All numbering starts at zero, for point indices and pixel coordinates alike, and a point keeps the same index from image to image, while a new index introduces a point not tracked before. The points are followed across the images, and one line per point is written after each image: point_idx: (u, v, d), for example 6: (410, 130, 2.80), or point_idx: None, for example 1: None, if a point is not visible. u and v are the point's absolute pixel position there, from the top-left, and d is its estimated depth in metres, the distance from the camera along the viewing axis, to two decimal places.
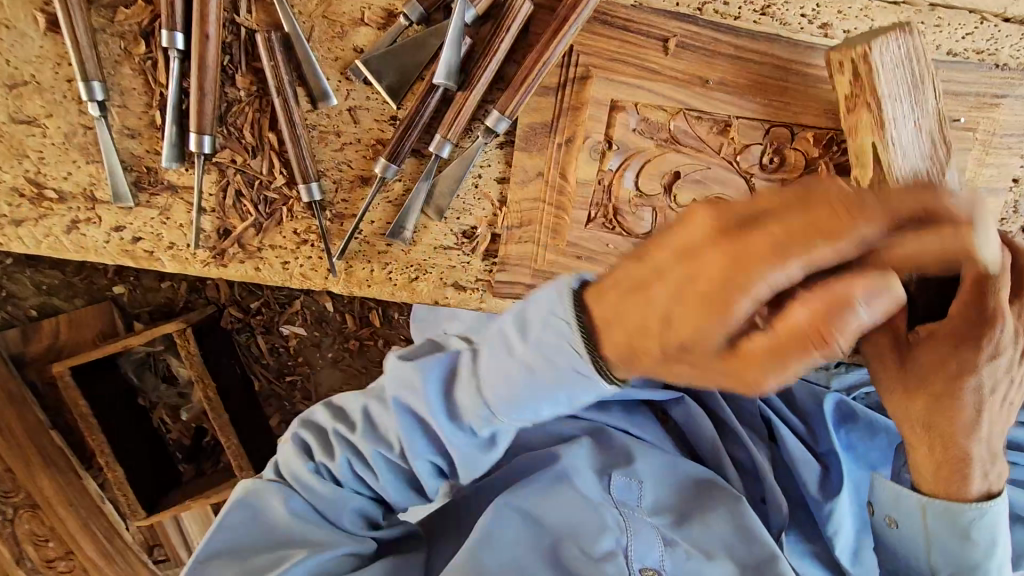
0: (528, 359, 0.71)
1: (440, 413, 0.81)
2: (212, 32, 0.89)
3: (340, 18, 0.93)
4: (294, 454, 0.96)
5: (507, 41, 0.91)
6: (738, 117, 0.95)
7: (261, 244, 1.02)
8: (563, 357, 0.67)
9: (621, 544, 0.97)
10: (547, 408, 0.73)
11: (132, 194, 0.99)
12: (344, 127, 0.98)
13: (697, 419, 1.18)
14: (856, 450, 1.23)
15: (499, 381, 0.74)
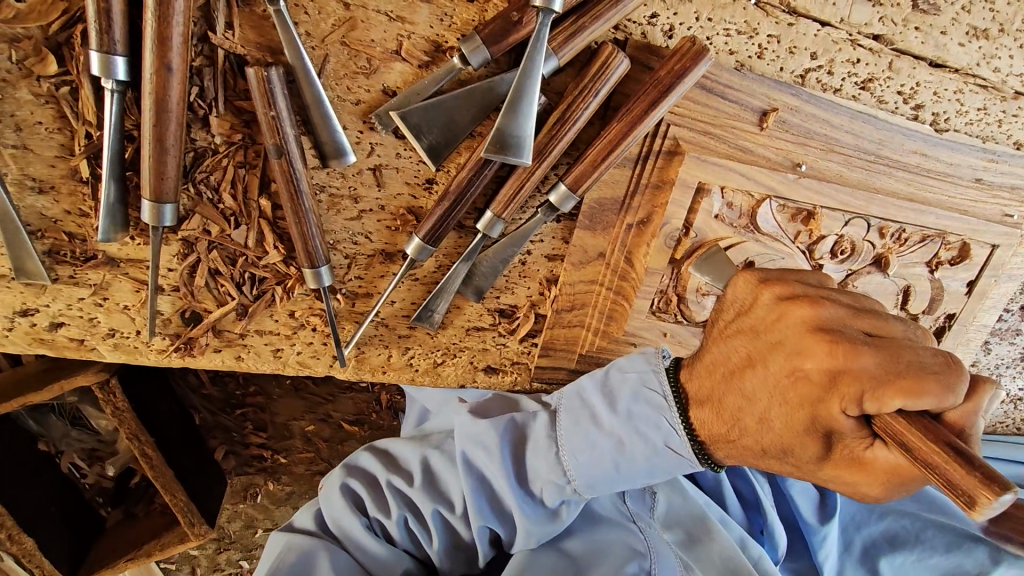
0: (624, 434, 0.71)
1: (540, 467, 0.75)
2: (175, 61, 0.60)
3: (366, 48, 0.67)
4: (337, 507, 0.82)
5: (590, 107, 0.71)
6: (823, 207, 0.85)
7: (244, 330, 0.79)
8: (659, 430, 0.69)
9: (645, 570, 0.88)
10: (625, 479, 0.74)
11: (47, 269, 0.70)
12: (365, 190, 0.74)
13: None
14: None
15: (580, 450, 0.73)
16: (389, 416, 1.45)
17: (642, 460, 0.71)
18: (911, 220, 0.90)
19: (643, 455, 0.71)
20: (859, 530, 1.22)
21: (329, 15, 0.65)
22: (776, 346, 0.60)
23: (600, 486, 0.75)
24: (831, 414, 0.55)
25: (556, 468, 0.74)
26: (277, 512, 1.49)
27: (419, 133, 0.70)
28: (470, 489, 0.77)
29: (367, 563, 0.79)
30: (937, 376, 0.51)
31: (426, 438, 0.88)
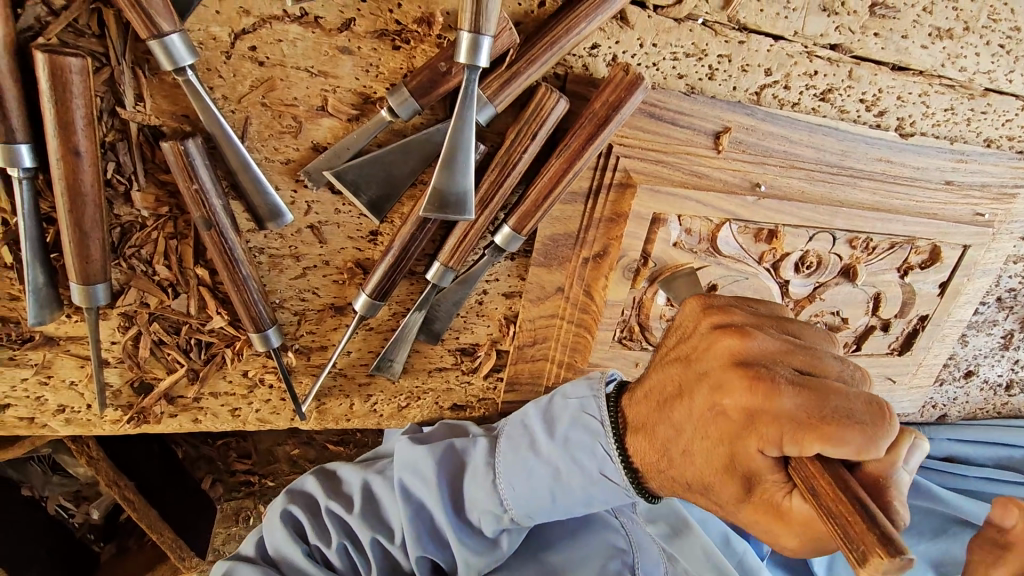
0: (557, 463, 0.68)
1: (476, 494, 0.72)
2: (81, 146, 0.57)
3: (288, 105, 0.64)
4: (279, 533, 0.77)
5: (532, 151, 0.68)
6: (785, 225, 0.83)
7: (199, 393, 0.77)
8: (591, 456, 0.67)
9: (628, 562, 0.88)
10: (559, 510, 0.71)
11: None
12: (306, 248, 0.72)
13: None
14: None
15: (517, 481, 0.70)
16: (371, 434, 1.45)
17: (575, 490, 0.68)
18: (876, 230, 0.88)
19: (575, 482, 0.68)
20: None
21: (246, 77, 0.61)
22: (702, 377, 0.57)
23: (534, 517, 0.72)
24: (749, 453, 0.51)
25: (489, 497, 0.71)
26: None
27: (358, 189, 0.68)
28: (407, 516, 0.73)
29: None
30: (856, 423, 0.47)
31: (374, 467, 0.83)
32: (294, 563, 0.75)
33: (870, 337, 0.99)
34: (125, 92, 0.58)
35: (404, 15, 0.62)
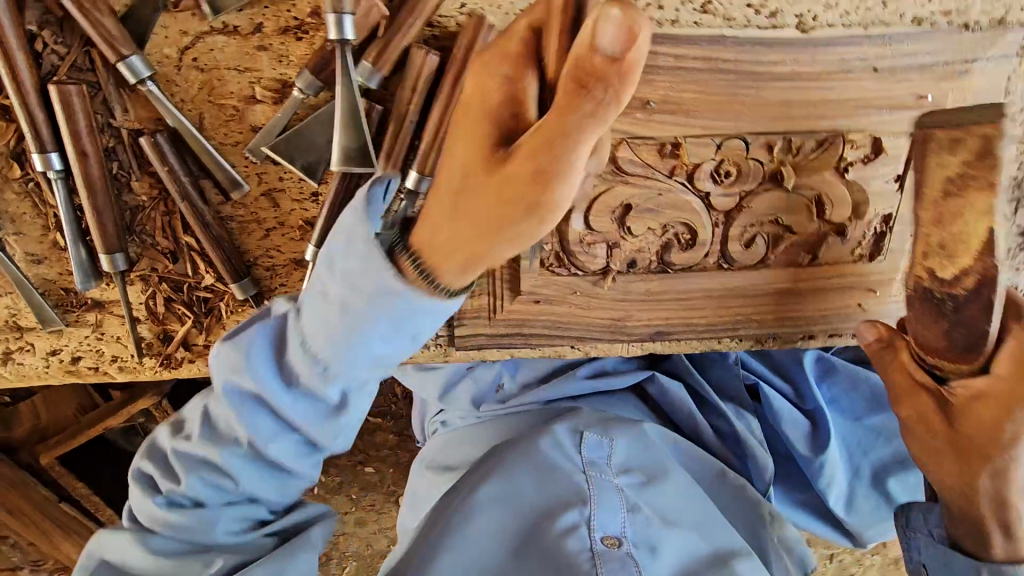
0: (341, 302, 0.68)
1: (265, 379, 0.76)
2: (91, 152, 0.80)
3: (227, 98, 0.82)
4: (150, 510, 0.85)
5: (419, 104, 0.81)
6: (686, 136, 0.87)
7: (207, 342, 0.97)
8: (366, 279, 0.66)
9: (585, 516, 1.04)
10: (386, 347, 0.71)
11: (59, 317, 0.93)
12: (264, 213, 0.90)
13: (673, 395, 1.31)
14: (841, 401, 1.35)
15: (319, 334, 0.71)
16: (405, 404, 1.63)
17: (384, 319, 0.68)
18: (793, 129, 0.88)
19: (375, 311, 0.67)
20: (866, 454, 1.34)
21: (194, 82, 0.81)
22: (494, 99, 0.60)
23: (373, 363, 0.73)
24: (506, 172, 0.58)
25: (310, 358, 0.73)
26: (334, 497, 1.73)
27: (291, 158, 0.85)
28: (207, 436, 0.82)
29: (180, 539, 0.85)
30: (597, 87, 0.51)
31: (180, 418, 0.88)
32: (166, 522, 0.84)
33: (825, 245, 0.96)
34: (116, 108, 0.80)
35: (299, 11, 0.79)
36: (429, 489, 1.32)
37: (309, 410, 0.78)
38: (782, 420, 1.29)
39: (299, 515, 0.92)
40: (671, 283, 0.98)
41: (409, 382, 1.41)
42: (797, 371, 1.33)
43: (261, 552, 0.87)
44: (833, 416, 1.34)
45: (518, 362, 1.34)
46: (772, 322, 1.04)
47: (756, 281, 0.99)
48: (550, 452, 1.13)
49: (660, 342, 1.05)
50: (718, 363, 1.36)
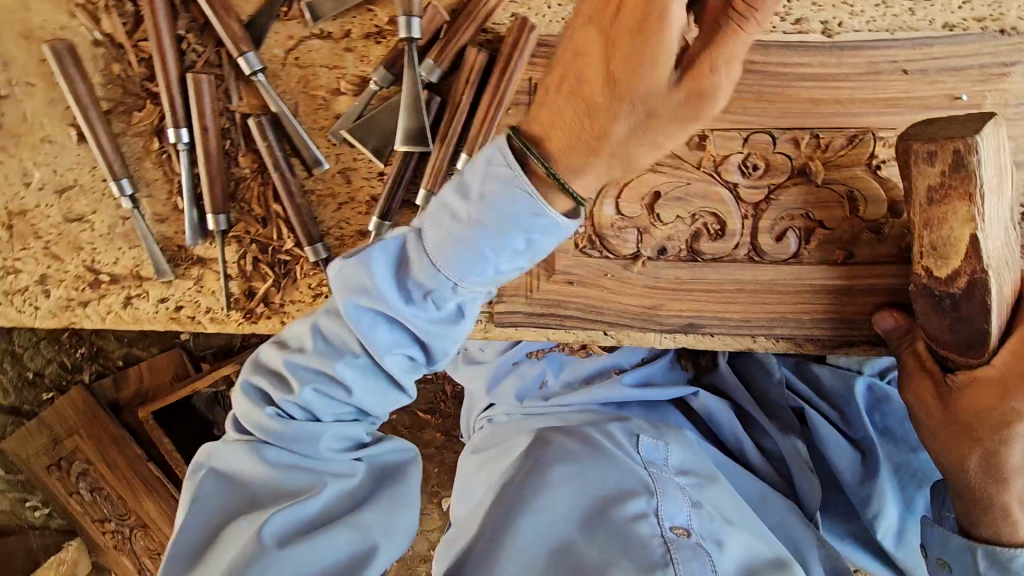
0: (473, 220, 0.71)
1: (388, 294, 0.77)
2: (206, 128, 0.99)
3: (318, 91, 1.01)
4: (257, 410, 0.89)
5: (472, 94, 0.95)
6: (712, 129, 0.94)
7: (283, 300, 1.12)
8: (512, 203, 0.68)
9: (652, 506, 1.05)
10: (507, 265, 0.74)
11: (171, 270, 1.13)
12: (338, 188, 1.06)
13: (716, 409, 1.30)
14: (895, 431, 1.31)
15: (379, 255, 0.77)
16: (454, 404, 1.71)
17: (508, 234, 0.71)
18: (819, 126, 0.92)
19: (519, 228, 0.70)
20: (920, 487, 1.29)
21: (294, 76, 1.00)
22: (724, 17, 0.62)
23: (483, 280, 0.75)
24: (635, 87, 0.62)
25: (438, 273, 0.75)
26: None
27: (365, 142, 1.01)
28: (322, 350, 0.84)
29: (284, 481, 0.88)
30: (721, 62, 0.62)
31: (282, 337, 0.90)
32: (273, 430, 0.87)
33: (859, 243, 0.97)
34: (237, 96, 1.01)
35: (380, 20, 0.97)
36: (477, 479, 1.30)
37: (385, 335, 0.81)
38: (828, 447, 1.29)
39: (386, 446, 0.97)
40: (701, 272, 1.02)
41: (460, 377, 1.50)
42: (847, 399, 1.31)
43: (359, 476, 0.92)
44: (886, 448, 1.30)
45: (563, 361, 1.37)
46: (809, 323, 1.03)
47: (789, 276, 1.00)
48: (609, 444, 1.17)
49: (691, 334, 1.07)
50: (763, 382, 1.35)
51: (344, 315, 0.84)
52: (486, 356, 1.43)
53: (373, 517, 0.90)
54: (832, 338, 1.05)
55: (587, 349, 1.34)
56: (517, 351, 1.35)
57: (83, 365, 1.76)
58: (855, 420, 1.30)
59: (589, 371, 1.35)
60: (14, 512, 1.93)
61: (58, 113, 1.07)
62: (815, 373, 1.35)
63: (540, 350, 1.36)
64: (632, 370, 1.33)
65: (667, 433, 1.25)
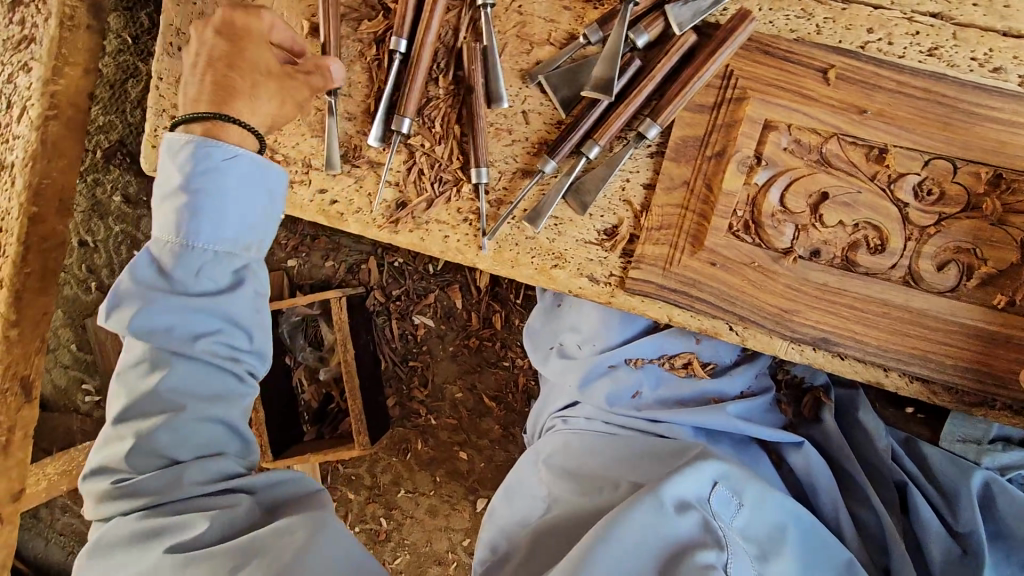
0: (185, 178, 0.88)
1: (197, 283, 0.88)
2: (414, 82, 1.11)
3: (530, 38, 1.12)
4: (114, 501, 0.88)
5: (673, 62, 1.03)
6: (895, 145, 0.97)
7: (429, 217, 1.19)
8: (213, 153, 0.89)
9: (722, 560, 0.85)
10: (247, 215, 0.91)
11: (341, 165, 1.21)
12: (516, 126, 1.14)
13: (818, 469, 1.10)
14: (1012, 538, 1.05)
15: (200, 227, 0.87)
16: (522, 400, 1.67)
17: (254, 181, 0.92)
18: (1003, 165, 0.94)
19: (226, 175, 0.89)
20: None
21: (512, 21, 1.13)
22: None
23: (233, 233, 0.90)
24: None
25: (183, 246, 0.88)
26: (419, 474, 1.74)
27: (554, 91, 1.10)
28: (132, 374, 0.88)
29: (182, 503, 0.89)
30: None
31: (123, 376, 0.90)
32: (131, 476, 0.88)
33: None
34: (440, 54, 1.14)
35: None
36: (531, 491, 1.15)
37: (198, 323, 0.87)
38: (925, 538, 1.07)
39: (275, 477, 0.97)
40: (850, 284, 1.01)
41: (547, 372, 1.29)
42: (962, 488, 1.07)
43: (239, 513, 0.90)
44: (995, 558, 1.05)
45: (662, 376, 1.21)
46: (949, 368, 1.00)
47: (942, 310, 0.98)
48: (679, 486, 0.94)
49: (819, 350, 1.05)
50: (867, 449, 1.16)
51: (133, 364, 0.88)
52: (581, 353, 1.25)
53: (286, 541, 0.86)
54: (967, 391, 1.01)
55: (689, 368, 1.20)
56: (615, 354, 1.20)
57: None
58: (965, 515, 1.06)
59: (686, 393, 1.19)
60: (67, 392, 1.96)
61: (298, 9, 1.22)
62: (923, 451, 1.14)
63: (639, 358, 1.20)
64: (737, 400, 1.16)
65: (750, 484, 1.00)
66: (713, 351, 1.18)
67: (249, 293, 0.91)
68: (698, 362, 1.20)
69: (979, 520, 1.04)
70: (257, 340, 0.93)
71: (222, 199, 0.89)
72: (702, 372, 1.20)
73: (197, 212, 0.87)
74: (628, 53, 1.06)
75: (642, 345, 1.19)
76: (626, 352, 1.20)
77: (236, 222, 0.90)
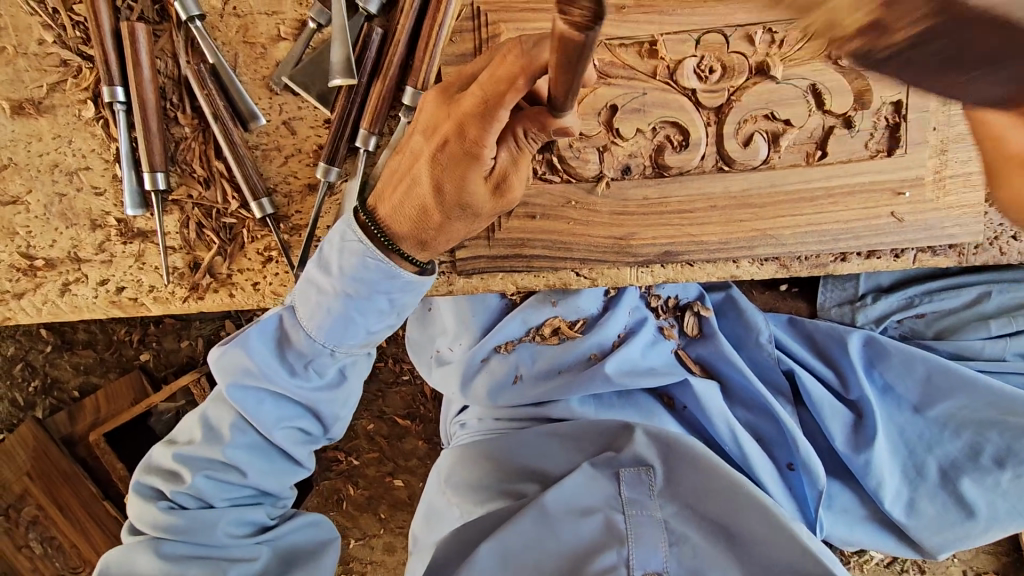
0: (342, 290, 0.84)
1: (272, 373, 0.89)
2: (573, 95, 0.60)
3: (259, 40, 0.99)
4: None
5: (413, 18, 0.92)
6: (663, 34, 0.90)
7: (230, 271, 1.05)
8: (369, 272, 0.83)
9: (623, 557, 0.95)
10: (376, 323, 0.89)
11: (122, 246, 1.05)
12: (284, 141, 1.01)
13: (709, 392, 1.10)
14: (895, 389, 1.10)
15: (254, 406, 0.91)
16: (435, 407, 1.58)
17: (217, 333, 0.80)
18: (770, 20, 0.89)
19: (380, 291, 0.85)
20: (931, 450, 1.07)
21: (232, 27, 0.98)
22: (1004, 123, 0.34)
23: (355, 342, 0.89)
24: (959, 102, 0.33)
25: (312, 340, 0.88)
26: (362, 518, 1.64)
27: (306, 88, 0.97)
28: (206, 439, 0.93)
29: (232, 547, 0.94)
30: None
31: (173, 436, 0.98)
32: (167, 523, 0.91)
33: (832, 140, 0.92)
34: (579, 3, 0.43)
35: None
36: (441, 510, 1.14)
37: (283, 408, 0.93)
38: (820, 414, 1.10)
39: (298, 526, 1.02)
40: (669, 189, 0.96)
41: (432, 383, 1.23)
42: (839, 352, 1.12)
43: (263, 558, 0.95)
44: (884, 409, 1.10)
45: (537, 351, 1.15)
46: (791, 239, 0.96)
47: (762, 186, 0.94)
48: (579, 490, 1.02)
49: (668, 265, 0.99)
50: (751, 347, 1.16)
51: (149, 475, 0.95)
52: (455, 355, 1.19)
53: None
54: (818, 253, 0.97)
55: (558, 334, 1.14)
56: (481, 346, 1.14)
57: (36, 401, 1.61)
58: (851, 380, 1.10)
59: (563, 360, 1.14)
60: None
61: None
62: (808, 329, 1.16)
63: (509, 343, 1.14)
64: (614, 355, 1.11)
65: (645, 448, 1.03)
66: (574, 309, 1.13)
67: (353, 383, 0.95)
68: (566, 325, 1.14)
69: (863, 382, 1.08)
70: (334, 428, 0.99)
71: (339, 389, 0.94)
72: (574, 333, 1.14)
73: (265, 395, 0.91)
74: (366, 23, 0.94)
75: (506, 327, 1.13)
76: (492, 340, 1.14)
77: (283, 405, 0.92)
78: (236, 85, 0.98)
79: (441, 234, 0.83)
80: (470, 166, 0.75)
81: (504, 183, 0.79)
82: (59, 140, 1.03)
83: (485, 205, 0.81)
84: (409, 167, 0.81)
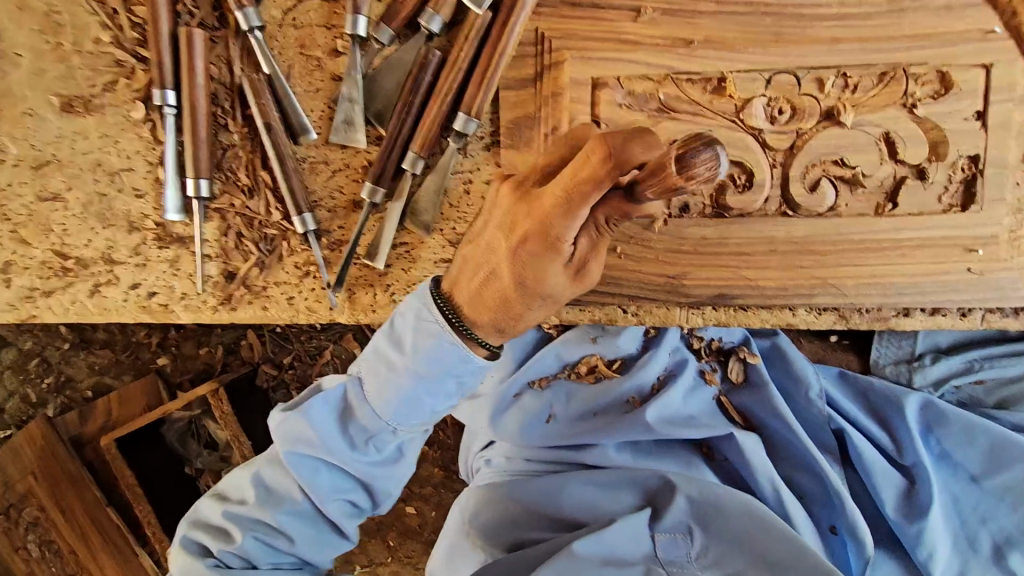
0: (412, 370, 0.80)
1: (331, 443, 0.85)
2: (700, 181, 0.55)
3: (315, 53, 0.97)
4: None
5: (474, 45, 0.90)
6: (732, 71, 0.88)
7: (265, 283, 1.02)
8: (439, 352, 0.78)
9: None
10: (441, 404, 0.84)
11: (165, 253, 1.03)
12: (332, 154, 0.99)
13: (754, 449, 1.04)
14: (953, 457, 1.04)
15: (304, 472, 0.87)
16: (455, 433, 1.53)
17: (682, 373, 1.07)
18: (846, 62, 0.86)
19: (450, 374, 0.80)
20: (986, 523, 1.01)
21: (290, 39, 0.97)
22: None
23: (418, 422, 0.85)
24: None
25: (376, 416, 0.84)
26: (370, 543, 1.58)
27: (354, 129, 0.96)
28: (261, 501, 0.90)
29: None
30: None
31: (222, 489, 0.95)
32: None
33: (903, 190, 0.88)
34: (706, 158, 0.54)
35: None
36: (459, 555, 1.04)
37: (337, 479, 0.89)
38: (871, 479, 1.04)
39: None
40: (727, 231, 0.92)
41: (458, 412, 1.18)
42: (894, 417, 1.07)
43: None
44: (940, 477, 1.04)
45: (572, 389, 1.11)
46: (851, 289, 0.92)
47: (826, 232, 0.90)
48: (619, 538, 0.94)
49: (722, 307, 0.95)
50: (797, 399, 1.11)
51: (200, 527, 0.94)
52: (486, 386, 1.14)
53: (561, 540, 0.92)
54: (880, 306, 0.92)
55: (596, 372, 1.10)
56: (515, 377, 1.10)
57: (48, 399, 1.57)
58: (907, 446, 1.04)
59: (598, 399, 1.09)
60: None
61: (40, 84, 1.00)
62: (856, 380, 1.12)
63: (543, 379, 1.11)
64: (655, 400, 1.05)
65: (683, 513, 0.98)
66: (613, 347, 1.09)
67: (407, 463, 0.90)
68: (604, 363, 1.10)
69: (920, 449, 1.03)
70: (384, 504, 0.94)
71: (393, 470, 0.89)
72: (611, 373, 1.10)
73: (319, 464, 0.88)
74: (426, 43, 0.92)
75: (543, 360, 1.10)
76: (527, 373, 1.10)
77: (336, 479, 0.89)
78: (286, 95, 0.96)
79: (520, 323, 0.75)
80: (549, 260, 0.69)
81: (585, 268, 0.71)
82: (105, 140, 1.01)
83: (566, 290, 0.72)
84: (482, 255, 0.74)
